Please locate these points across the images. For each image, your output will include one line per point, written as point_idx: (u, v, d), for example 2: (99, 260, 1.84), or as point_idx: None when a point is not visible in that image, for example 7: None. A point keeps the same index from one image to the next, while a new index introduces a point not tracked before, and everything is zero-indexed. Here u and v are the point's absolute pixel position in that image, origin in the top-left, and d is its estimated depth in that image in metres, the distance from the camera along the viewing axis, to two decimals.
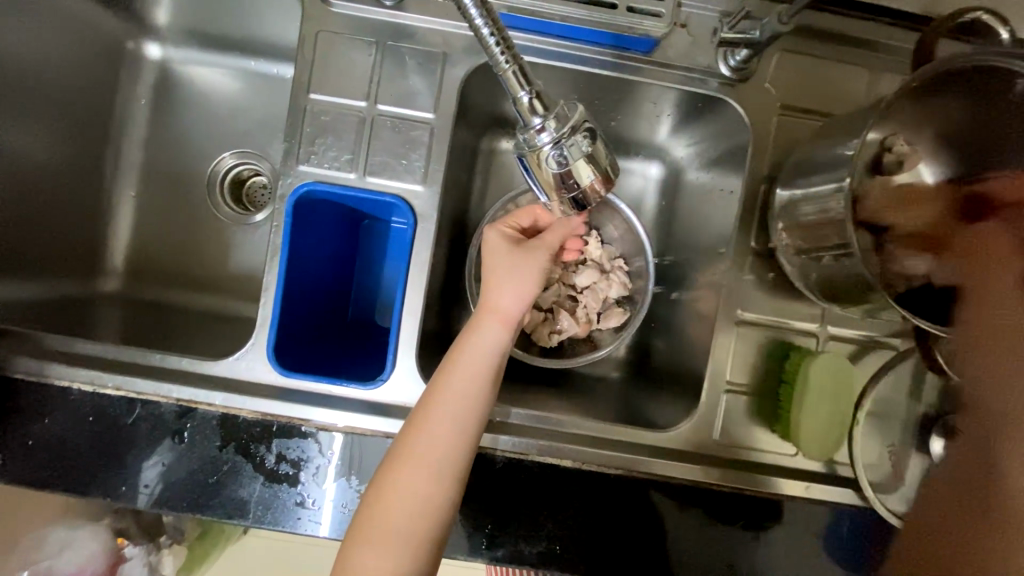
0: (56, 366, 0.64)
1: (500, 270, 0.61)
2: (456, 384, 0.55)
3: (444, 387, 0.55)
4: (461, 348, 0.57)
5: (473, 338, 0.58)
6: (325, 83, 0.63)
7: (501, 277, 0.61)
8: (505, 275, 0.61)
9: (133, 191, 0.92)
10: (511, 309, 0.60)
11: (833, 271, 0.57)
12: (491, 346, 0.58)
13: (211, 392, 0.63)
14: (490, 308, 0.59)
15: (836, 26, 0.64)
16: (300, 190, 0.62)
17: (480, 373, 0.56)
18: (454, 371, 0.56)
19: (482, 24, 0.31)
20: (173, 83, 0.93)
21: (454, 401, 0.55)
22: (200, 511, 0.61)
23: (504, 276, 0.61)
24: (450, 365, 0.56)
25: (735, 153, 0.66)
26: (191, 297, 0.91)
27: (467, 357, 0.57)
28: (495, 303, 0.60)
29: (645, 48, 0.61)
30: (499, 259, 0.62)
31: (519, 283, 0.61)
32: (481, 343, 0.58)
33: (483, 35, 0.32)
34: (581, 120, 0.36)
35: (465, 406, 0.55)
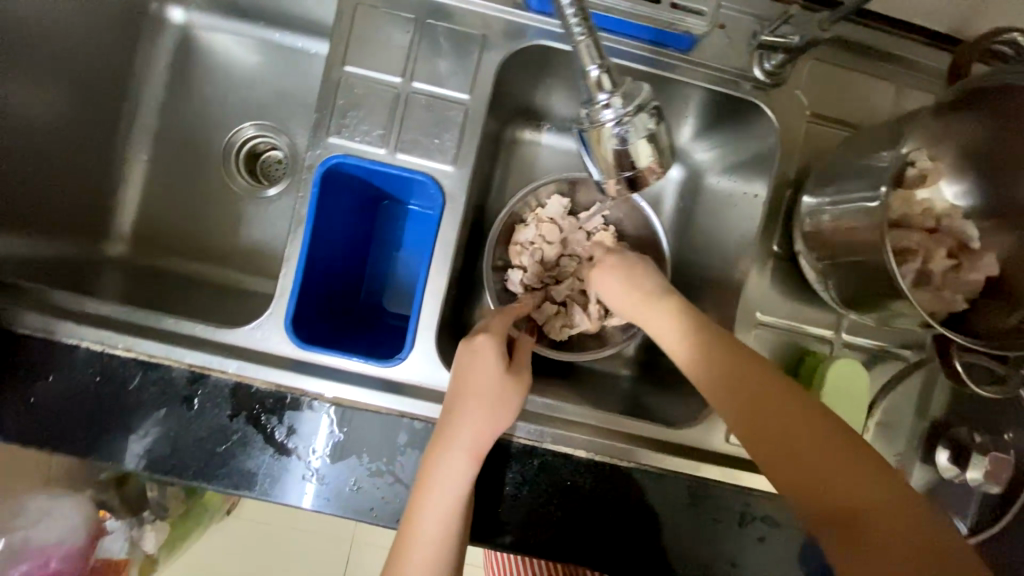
0: (64, 323, 0.62)
1: (466, 402, 0.59)
2: (428, 525, 0.56)
3: (416, 531, 0.55)
4: (428, 489, 0.56)
5: (439, 479, 0.56)
6: (361, 57, 0.63)
7: (467, 409, 0.59)
8: (471, 409, 0.59)
9: (145, 155, 0.90)
10: (479, 442, 0.58)
11: (853, 278, 0.58)
12: (459, 484, 0.57)
13: (225, 359, 0.62)
14: (457, 447, 0.58)
15: (868, 40, 0.65)
16: (329, 161, 0.61)
17: (451, 510, 0.56)
18: (424, 516, 0.56)
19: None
20: (193, 49, 0.92)
21: (427, 545, 0.55)
22: (205, 480, 0.60)
23: (471, 410, 0.59)
24: (419, 510, 0.56)
25: (760, 158, 0.67)
26: (198, 267, 0.89)
27: (430, 496, 0.56)
28: (462, 441, 0.58)
29: (683, 45, 0.62)
30: (465, 387, 0.59)
31: (486, 415, 0.59)
32: (448, 481, 0.57)
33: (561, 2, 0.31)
34: (647, 98, 0.35)
35: (439, 545, 0.56)
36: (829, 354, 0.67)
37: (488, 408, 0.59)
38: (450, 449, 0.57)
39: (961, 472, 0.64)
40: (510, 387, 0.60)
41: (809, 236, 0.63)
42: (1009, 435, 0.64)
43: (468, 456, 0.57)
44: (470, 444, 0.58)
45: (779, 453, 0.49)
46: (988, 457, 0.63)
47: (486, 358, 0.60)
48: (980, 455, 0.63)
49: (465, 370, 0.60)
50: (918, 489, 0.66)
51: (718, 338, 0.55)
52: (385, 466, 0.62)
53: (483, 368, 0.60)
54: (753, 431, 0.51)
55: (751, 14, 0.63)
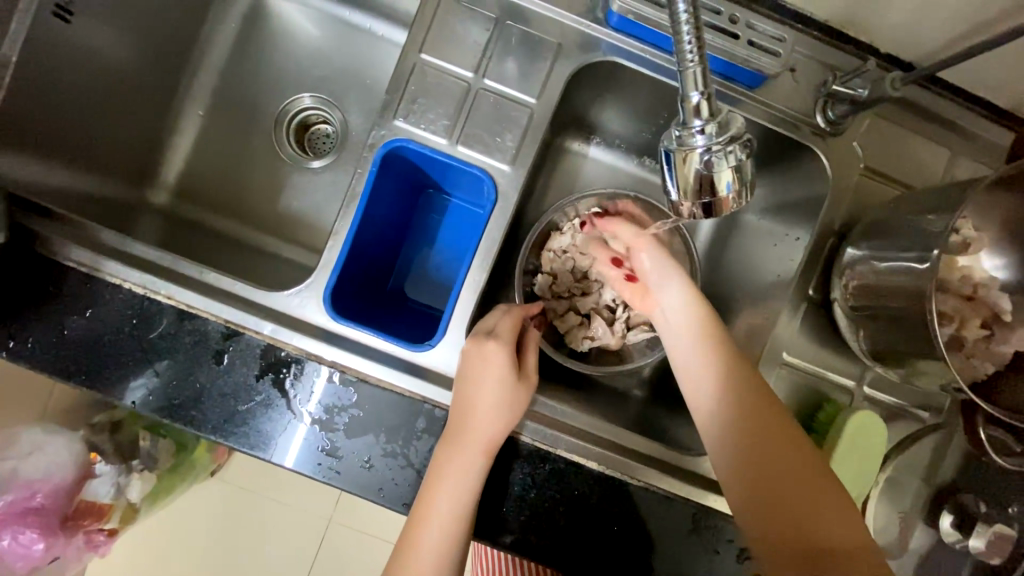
0: (109, 262, 0.63)
1: (478, 400, 0.60)
2: (440, 517, 0.57)
3: (427, 521, 0.57)
4: (440, 481, 0.58)
5: (451, 471, 0.58)
6: (438, 47, 0.64)
7: (478, 407, 0.60)
8: (483, 407, 0.60)
9: (200, 110, 0.91)
10: (486, 439, 0.60)
11: (885, 333, 0.59)
12: (470, 479, 0.58)
13: (261, 321, 0.63)
14: (468, 442, 0.59)
15: (929, 104, 0.66)
16: (392, 143, 0.62)
17: (463, 503, 0.58)
18: (436, 502, 0.57)
19: (684, 12, 0.31)
20: (264, 15, 0.93)
21: (437, 533, 0.57)
22: (223, 435, 0.61)
23: (482, 408, 0.60)
24: (431, 503, 0.57)
25: (807, 202, 0.69)
26: (234, 226, 0.90)
27: (445, 483, 0.57)
28: (472, 437, 0.59)
29: (751, 82, 0.63)
30: (477, 387, 0.61)
31: (498, 414, 0.60)
32: (460, 476, 0.58)
33: (681, 24, 0.31)
34: (739, 131, 0.35)
35: (451, 536, 0.57)
36: (848, 404, 0.68)
37: (501, 407, 0.61)
38: (461, 446, 0.59)
39: (963, 538, 0.65)
40: (520, 389, 0.62)
41: (847, 285, 0.64)
42: (1014, 508, 0.65)
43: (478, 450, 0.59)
44: (479, 440, 0.59)
45: (772, 483, 0.55)
46: (990, 528, 0.64)
47: (500, 359, 0.61)
48: (983, 526, 0.65)
49: (477, 368, 0.61)
50: (919, 551, 0.66)
51: (736, 371, 0.59)
52: (400, 449, 0.62)
53: (499, 363, 0.61)
54: (751, 460, 0.56)
55: (822, 62, 0.64)
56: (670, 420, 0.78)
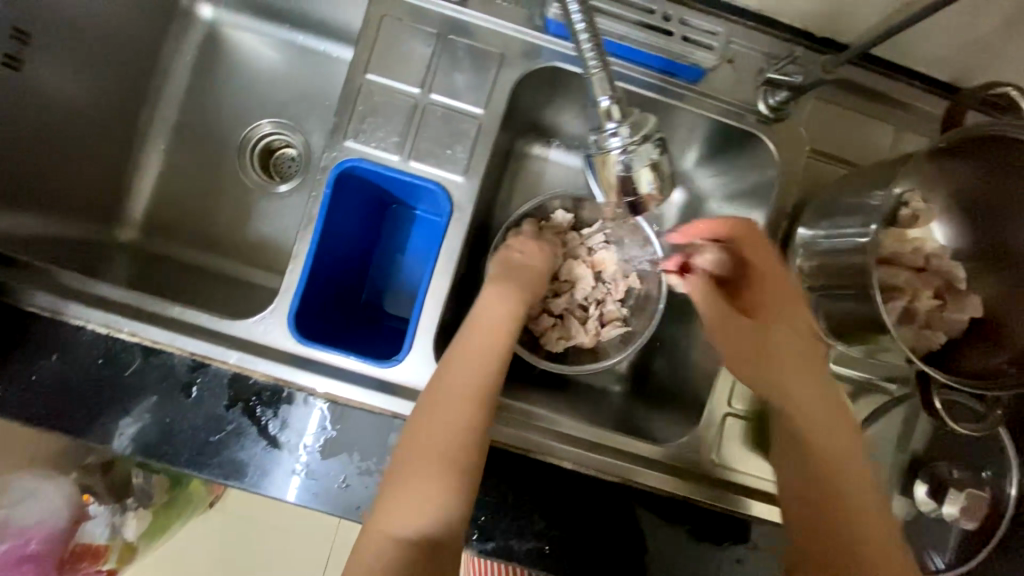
0: (72, 304, 0.63)
1: (485, 311, 0.65)
2: (439, 412, 0.58)
3: (426, 414, 0.58)
4: (480, 321, 0.64)
5: (489, 316, 0.65)
6: (384, 65, 0.65)
7: (485, 316, 0.65)
8: (489, 316, 0.65)
9: (161, 144, 0.91)
10: (491, 346, 0.62)
11: (843, 311, 0.60)
12: (471, 378, 0.59)
13: (227, 349, 0.63)
14: (472, 343, 0.62)
15: (872, 83, 0.67)
16: (345, 164, 0.63)
17: (463, 404, 0.58)
18: (476, 339, 0.63)
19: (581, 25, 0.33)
20: (219, 45, 0.93)
21: (476, 364, 0.61)
22: (197, 468, 0.61)
23: (488, 318, 0.65)
24: (455, 360, 0.61)
25: (760, 188, 0.70)
26: (205, 256, 0.90)
27: (485, 323, 0.64)
28: (478, 340, 0.63)
29: (691, 76, 0.64)
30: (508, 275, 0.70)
31: (501, 322, 0.65)
32: (460, 372, 0.60)
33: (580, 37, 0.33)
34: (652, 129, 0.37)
35: (449, 435, 0.56)
36: None
37: (502, 318, 0.65)
38: (465, 347, 0.62)
39: (937, 506, 0.65)
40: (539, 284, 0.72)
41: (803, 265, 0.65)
42: (989, 473, 0.65)
43: (487, 353, 0.62)
44: (483, 344, 0.62)
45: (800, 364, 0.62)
46: (965, 493, 0.64)
47: (520, 272, 0.70)
48: (957, 492, 0.64)
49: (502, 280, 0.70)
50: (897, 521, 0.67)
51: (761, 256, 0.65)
52: (375, 466, 0.63)
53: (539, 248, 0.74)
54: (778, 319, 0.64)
55: (761, 51, 0.66)
56: (649, 413, 0.79)
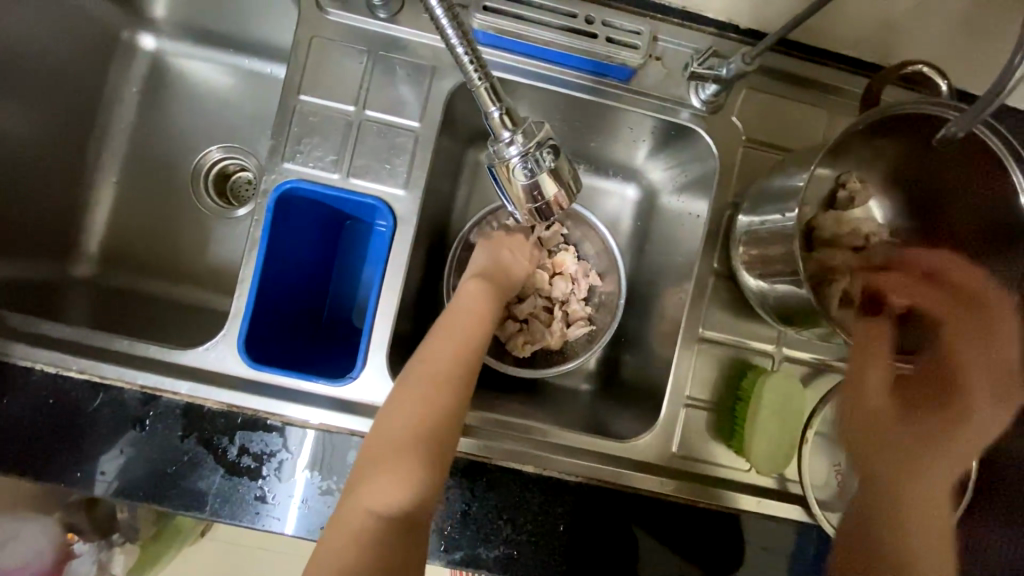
0: (20, 346, 0.63)
1: (468, 296, 0.67)
2: (423, 389, 0.57)
3: (408, 391, 0.58)
4: (459, 306, 0.67)
5: (469, 301, 0.67)
6: (316, 86, 0.65)
7: (468, 301, 0.67)
8: (473, 301, 0.67)
9: (113, 176, 0.90)
10: (474, 331, 0.64)
11: (786, 298, 0.61)
12: (455, 359, 0.61)
13: (179, 380, 0.63)
14: (456, 326, 0.64)
15: (799, 70, 0.69)
16: (283, 186, 0.63)
17: (448, 383, 0.59)
18: (455, 321, 0.64)
19: (458, 44, 0.35)
20: (165, 74, 0.93)
21: (457, 345, 0.62)
22: (157, 501, 0.61)
23: (470, 303, 0.67)
24: (436, 342, 0.62)
25: (703, 179, 0.71)
26: (164, 285, 0.89)
27: (464, 307, 0.66)
28: (461, 323, 0.64)
29: (622, 75, 0.66)
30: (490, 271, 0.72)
31: (483, 306, 0.67)
32: (442, 352, 0.61)
33: (459, 55, 0.35)
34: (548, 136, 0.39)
35: (433, 412, 0.57)
36: (771, 368, 0.70)
37: (483, 304, 0.68)
38: (450, 329, 0.63)
39: None
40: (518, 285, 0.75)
41: (745, 254, 0.65)
42: None
43: (469, 332, 0.64)
44: (467, 327, 0.64)
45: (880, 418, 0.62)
46: None
47: (504, 268, 0.73)
48: None
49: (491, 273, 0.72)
50: None
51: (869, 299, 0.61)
52: (336, 485, 0.63)
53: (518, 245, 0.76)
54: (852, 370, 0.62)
55: (687, 46, 0.67)
56: (616, 412, 0.77)
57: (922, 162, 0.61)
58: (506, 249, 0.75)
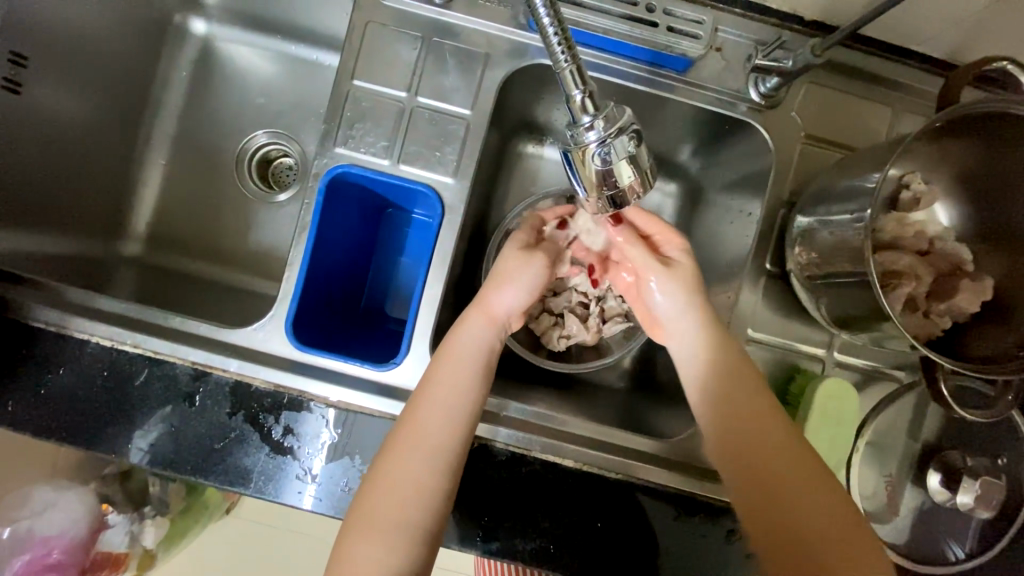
0: (77, 318, 0.65)
1: (456, 342, 0.60)
2: (402, 471, 0.54)
3: (385, 475, 0.54)
4: (447, 351, 0.59)
5: (459, 346, 0.60)
6: (370, 71, 0.65)
7: (456, 361, 0.59)
8: (458, 355, 0.59)
9: (163, 158, 0.93)
10: (459, 398, 0.58)
11: (845, 300, 0.59)
12: (442, 423, 0.56)
13: (226, 358, 0.65)
14: (439, 392, 0.57)
15: (863, 65, 0.67)
16: (335, 170, 0.64)
17: (428, 468, 0.55)
18: (441, 373, 0.58)
19: (548, 23, 0.34)
20: (213, 59, 0.94)
21: (440, 405, 0.57)
22: (202, 475, 0.62)
23: (462, 350, 0.59)
24: (419, 402, 0.57)
25: (756, 177, 0.69)
26: (206, 267, 0.90)
27: (455, 352, 0.59)
28: (446, 390, 0.57)
29: (679, 66, 0.64)
30: (485, 302, 0.62)
31: (473, 357, 0.60)
32: (429, 415, 0.56)
33: (548, 34, 0.34)
34: (627, 123, 0.38)
35: (413, 500, 0.53)
36: (819, 373, 0.68)
37: (473, 362, 0.59)
38: (430, 399, 0.57)
39: (952, 496, 0.65)
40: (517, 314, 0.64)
41: (802, 254, 0.63)
42: (1004, 459, 0.65)
43: (457, 388, 0.58)
44: (450, 396, 0.57)
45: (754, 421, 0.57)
46: (979, 481, 0.63)
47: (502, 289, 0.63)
48: (970, 480, 0.64)
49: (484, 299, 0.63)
50: (909, 512, 0.66)
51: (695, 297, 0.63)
52: None
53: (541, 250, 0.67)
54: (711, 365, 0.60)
55: (747, 39, 0.65)
56: (653, 411, 0.76)
57: (996, 165, 0.58)
58: (513, 271, 0.64)
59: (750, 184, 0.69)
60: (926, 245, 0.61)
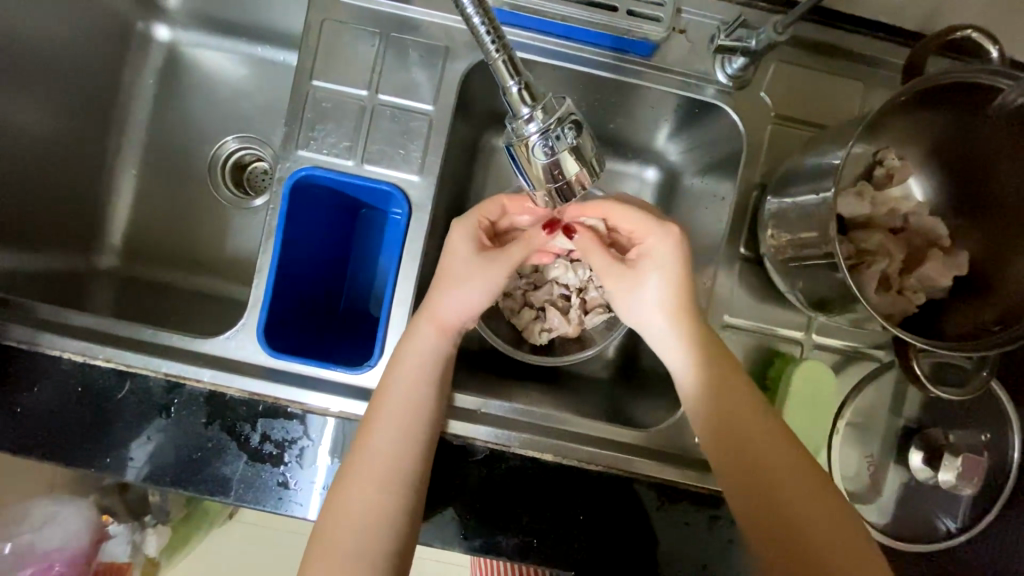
0: (48, 335, 0.65)
1: (406, 354, 0.60)
2: (362, 489, 0.55)
3: (344, 496, 0.54)
4: (397, 365, 0.60)
5: (410, 357, 0.60)
6: (329, 71, 0.64)
7: (408, 371, 0.60)
8: (411, 365, 0.60)
9: (134, 168, 0.91)
10: (413, 409, 0.59)
11: (818, 281, 0.58)
12: (397, 435, 0.57)
13: (200, 368, 0.64)
14: (393, 406, 0.58)
15: (832, 40, 0.65)
16: (299, 174, 0.63)
17: (380, 483, 0.55)
18: (394, 386, 0.59)
19: (474, 15, 0.33)
20: (179, 64, 0.92)
21: (396, 416, 0.58)
22: (183, 486, 0.62)
23: (413, 364, 0.60)
24: (373, 417, 0.58)
25: (729, 159, 0.68)
26: (185, 277, 0.90)
27: (406, 364, 0.60)
28: (400, 401, 0.58)
29: (644, 51, 0.63)
30: (434, 311, 0.61)
31: (426, 367, 0.60)
32: (384, 428, 0.57)
33: (476, 26, 0.33)
34: (568, 113, 0.38)
35: (376, 517, 0.54)
36: (799, 356, 0.67)
37: (425, 373, 0.60)
38: (387, 412, 0.58)
39: (936, 474, 0.64)
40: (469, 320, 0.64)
41: (775, 236, 0.62)
42: (986, 436, 0.65)
43: (413, 399, 0.59)
44: (404, 406, 0.58)
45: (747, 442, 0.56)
46: (961, 458, 0.63)
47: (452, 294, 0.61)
48: (952, 457, 0.63)
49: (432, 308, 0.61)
50: (894, 491, 0.66)
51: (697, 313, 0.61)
52: None
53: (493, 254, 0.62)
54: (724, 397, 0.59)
55: (711, 20, 0.64)
56: (636, 401, 0.76)
57: (968, 135, 0.57)
58: (465, 274, 0.62)
59: (725, 167, 0.68)
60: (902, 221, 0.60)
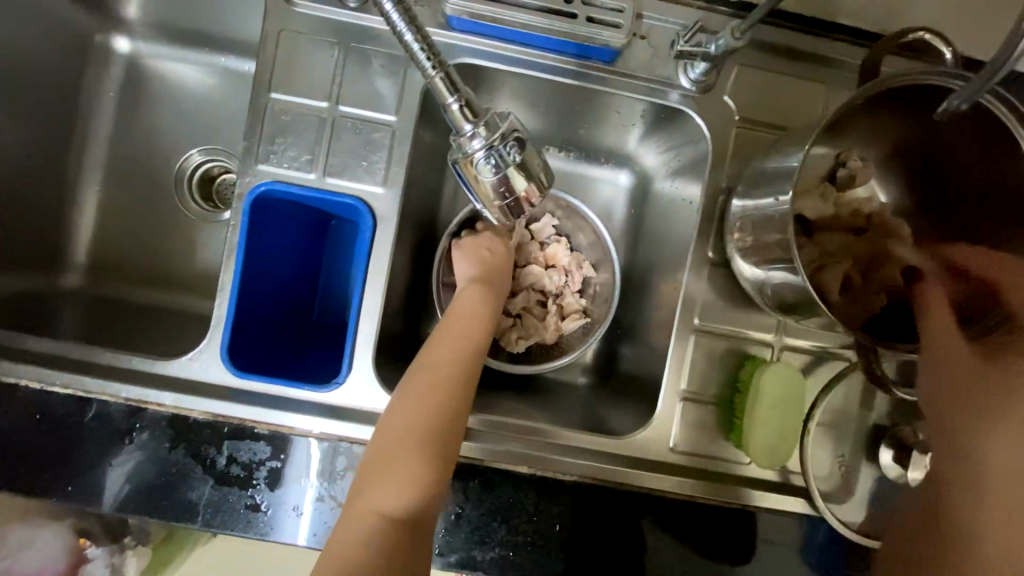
0: (2, 362, 0.63)
1: (464, 293, 0.68)
2: (424, 393, 0.58)
3: (405, 400, 0.58)
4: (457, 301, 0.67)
5: (466, 296, 0.67)
6: (287, 84, 0.63)
7: (464, 307, 0.67)
8: (468, 301, 0.67)
9: (96, 184, 0.89)
10: (469, 335, 0.64)
11: (782, 287, 0.57)
12: (456, 352, 0.62)
13: (162, 391, 0.63)
14: (452, 329, 0.64)
15: (793, 43, 0.66)
16: (258, 189, 0.61)
17: (436, 407, 0.58)
18: (452, 317, 0.66)
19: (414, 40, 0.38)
20: (140, 76, 0.90)
21: (455, 339, 0.63)
22: (147, 513, 0.61)
23: (469, 302, 0.67)
24: (434, 340, 0.63)
25: (697, 162, 0.68)
26: (153, 293, 0.87)
27: (463, 302, 0.67)
28: (458, 328, 0.64)
29: (607, 58, 0.63)
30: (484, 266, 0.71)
31: (481, 302, 0.67)
32: (445, 346, 0.62)
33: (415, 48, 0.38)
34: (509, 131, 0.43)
35: (434, 416, 0.57)
36: (770, 358, 0.68)
37: (479, 307, 0.67)
38: (446, 335, 0.63)
39: (904, 472, 0.65)
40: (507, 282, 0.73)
41: (743, 238, 0.61)
42: None
43: (468, 328, 0.65)
44: (462, 332, 0.64)
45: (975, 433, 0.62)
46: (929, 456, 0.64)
47: (495, 263, 0.72)
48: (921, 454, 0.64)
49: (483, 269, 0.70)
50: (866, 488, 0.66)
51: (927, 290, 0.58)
52: (327, 491, 0.62)
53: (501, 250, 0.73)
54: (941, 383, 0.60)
55: (672, 24, 0.64)
56: (613, 407, 0.75)
57: (925, 136, 0.57)
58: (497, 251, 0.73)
59: (694, 170, 0.68)
60: (865, 222, 0.60)
